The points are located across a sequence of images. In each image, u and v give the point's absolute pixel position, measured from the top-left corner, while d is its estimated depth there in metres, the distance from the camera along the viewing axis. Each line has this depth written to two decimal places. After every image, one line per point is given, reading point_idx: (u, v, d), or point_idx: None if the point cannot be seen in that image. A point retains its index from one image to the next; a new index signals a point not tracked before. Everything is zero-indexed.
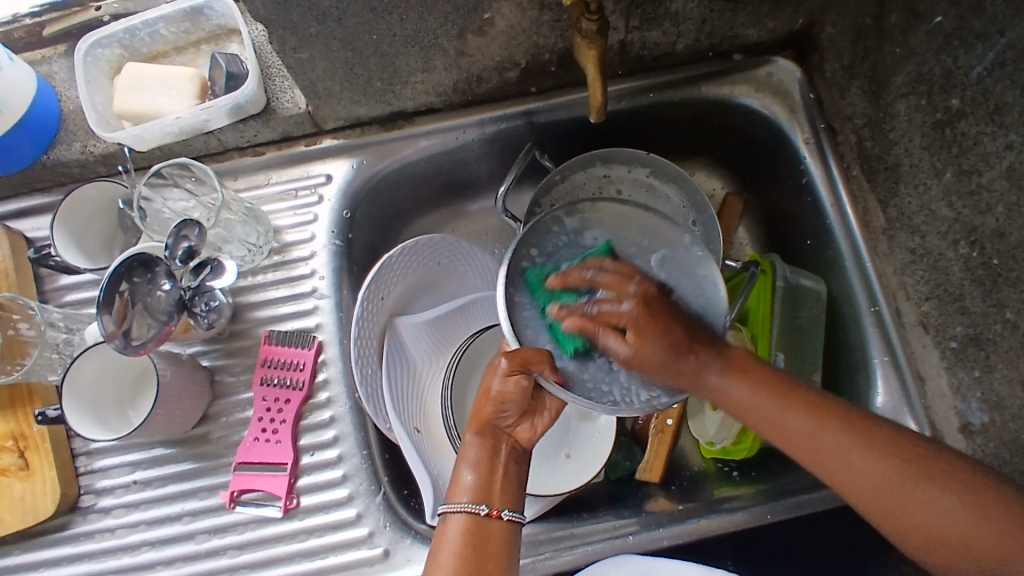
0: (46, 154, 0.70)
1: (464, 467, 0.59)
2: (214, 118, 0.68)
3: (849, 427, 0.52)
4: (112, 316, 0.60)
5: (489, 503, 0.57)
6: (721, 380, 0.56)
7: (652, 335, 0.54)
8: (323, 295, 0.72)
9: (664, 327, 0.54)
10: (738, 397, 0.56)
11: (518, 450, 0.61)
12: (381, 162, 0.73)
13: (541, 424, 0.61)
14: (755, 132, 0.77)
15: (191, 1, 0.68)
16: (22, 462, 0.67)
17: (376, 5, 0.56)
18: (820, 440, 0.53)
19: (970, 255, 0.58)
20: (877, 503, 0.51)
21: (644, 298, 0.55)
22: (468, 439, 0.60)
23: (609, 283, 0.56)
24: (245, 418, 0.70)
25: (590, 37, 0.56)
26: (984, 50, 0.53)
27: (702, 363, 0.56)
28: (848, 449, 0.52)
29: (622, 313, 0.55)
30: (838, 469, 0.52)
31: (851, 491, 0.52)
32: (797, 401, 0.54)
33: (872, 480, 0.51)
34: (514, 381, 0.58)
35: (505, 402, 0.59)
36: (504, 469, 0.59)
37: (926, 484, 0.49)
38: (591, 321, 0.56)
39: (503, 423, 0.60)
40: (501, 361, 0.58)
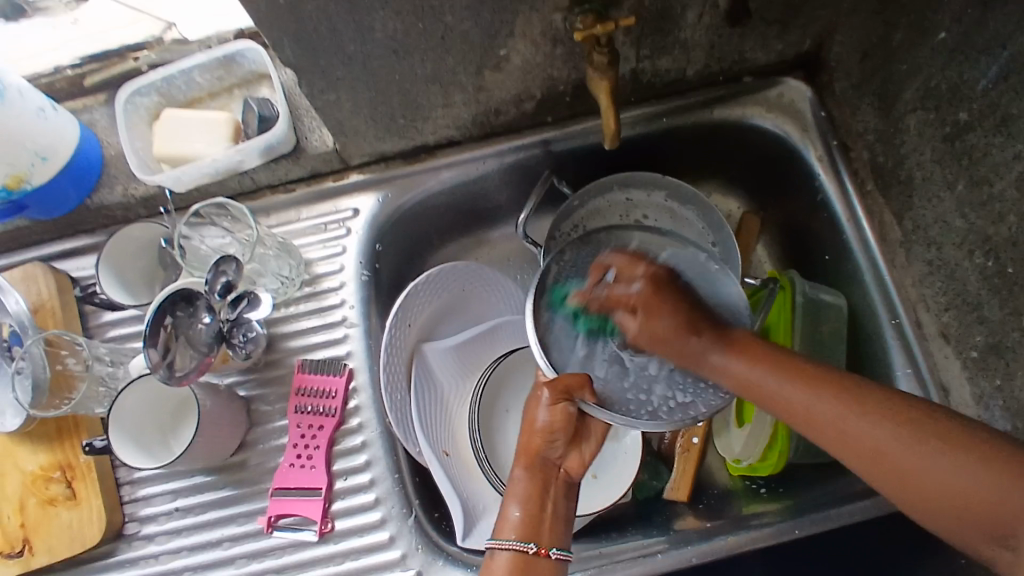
0: (89, 197, 0.75)
1: (513, 503, 0.60)
2: (248, 159, 0.72)
3: (843, 393, 0.53)
4: (157, 348, 0.63)
5: (537, 541, 0.58)
6: (722, 359, 0.60)
7: (660, 313, 0.64)
8: (352, 323, 0.74)
9: (671, 308, 0.64)
10: (741, 377, 0.59)
11: (568, 483, 0.63)
12: (405, 194, 0.76)
13: (589, 453, 0.64)
14: (768, 151, 0.79)
15: (224, 50, 0.73)
16: (69, 491, 0.70)
17: (397, 48, 0.59)
18: (816, 406, 0.54)
19: (987, 265, 0.59)
20: (879, 468, 0.50)
21: (652, 279, 0.66)
22: (517, 474, 0.62)
23: (621, 267, 0.67)
24: (280, 445, 0.72)
25: (602, 69, 0.59)
26: (988, 63, 0.55)
27: (702, 346, 0.62)
28: (842, 413, 0.52)
29: (632, 293, 0.66)
30: (837, 437, 0.52)
31: (857, 461, 0.51)
32: (801, 374, 0.55)
33: (870, 446, 0.50)
34: (560, 409, 0.62)
35: (555, 431, 0.62)
36: (554, 501, 0.61)
37: (916, 441, 0.48)
38: (606, 301, 0.66)
39: (551, 457, 0.63)
40: (544, 392, 0.62)
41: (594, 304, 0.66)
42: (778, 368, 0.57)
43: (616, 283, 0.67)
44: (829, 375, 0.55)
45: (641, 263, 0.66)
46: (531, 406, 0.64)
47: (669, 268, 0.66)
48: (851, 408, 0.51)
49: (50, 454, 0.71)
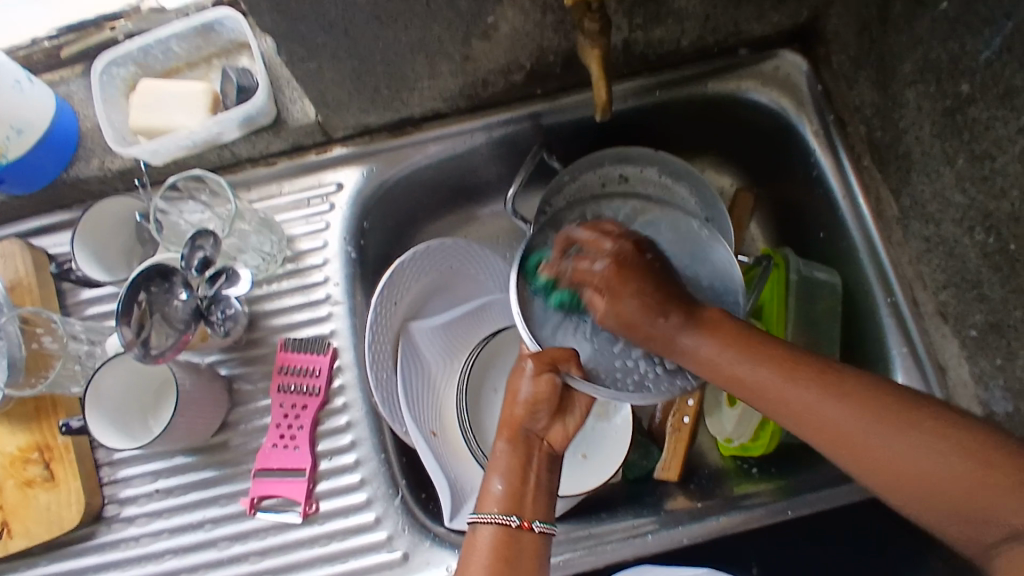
0: (65, 171, 0.72)
1: (495, 476, 0.59)
2: (227, 131, 0.69)
3: (817, 374, 0.52)
4: (131, 326, 0.61)
5: (521, 514, 0.57)
6: (691, 340, 0.58)
7: (624, 294, 0.60)
8: (337, 301, 0.73)
9: (639, 288, 0.59)
10: (708, 357, 0.57)
11: (551, 456, 0.62)
12: (391, 168, 0.74)
13: (572, 426, 0.63)
14: (764, 126, 0.77)
15: (201, 18, 0.70)
16: (47, 473, 0.69)
17: (380, 14, 0.56)
18: (784, 387, 0.52)
19: (987, 241, 0.57)
20: (842, 448, 0.49)
21: (616, 259, 0.61)
22: (499, 447, 0.60)
23: (589, 241, 0.63)
24: (264, 425, 0.71)
25: (593, 37, 0.57)
26: (991, 34, 0.53)
27: (671, 327, 0.58)
28: (814, 395, 0.51)
29: (595, 270, 0.61)
30: (807, 418, 0.51)
31: (823, 441, 0.50)
32: (768, 357, 0.54)
33: (837, 424, 0.49)
34: (545, 381, 0.60)
35: (537, 404, 0.60)
36: (537, 474, 0.60)
37: (885, 424, 0.47)
38: (573, 277, 0.63)
39: (535, 429, 0.61)
40: (529, 363, 0.61)
41: (567, 276, 0.63)
42: (748, 350, 0.55)
43: (583, 257, 0.63)
44: (796, 358, 0.53)
45: (610, 239, 0.62)
46: (516, 376, 0.62)
47: (637, 242, 0.62)
48: (823, 389, 0.50)
49: (26, 436, 0.70)
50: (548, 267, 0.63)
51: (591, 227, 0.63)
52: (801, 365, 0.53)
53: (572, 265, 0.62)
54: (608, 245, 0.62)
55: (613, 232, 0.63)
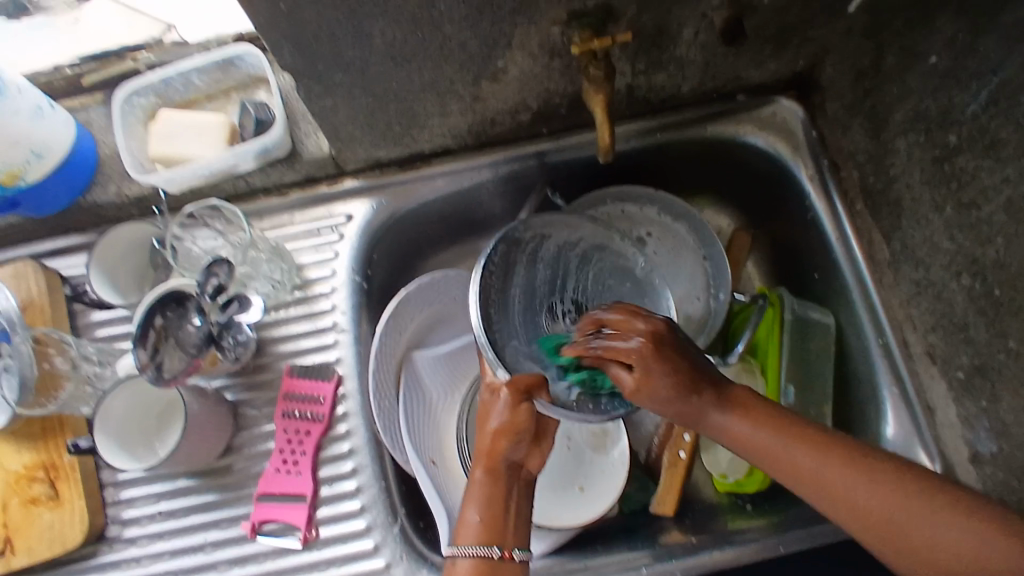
0: (82, 196, 0.74)
1: (472, 507, 0.60)
2: (243, 161, 0.72)
3: (859, 461, 0.54)
4: (147, 349, 0.63)
5: (502, 545, 0.59)
6: (723, 419, 0.59)
7: (657, 372, 0.57)
8: (342, 329, 0.74)
9: (671, 369, 0.58)
10: (744, 437, 0.58)
11: (526, 481, 0.63)
12: (399, 201, 0.77)
13: (546, 450, 0.64)
14: (760, 169, 0.79)
15: (223, 53, 0.73)
16: (52, 492, 0.70)
17: (396, 56, 0.59)
18: (832, 478, 0.54)
19: (973, 286, 0.60)
20: (884, 534, 0.53)
21: (653, 337, 0.58)
22: (478, 477, 0.61)
23: (618, 322, 0.60)
24: (267, 450, 0.72)
25: (598, 83, 0.60)
26: (977, 88, 0.56)
27: (704, 404, 0.59)
28: (861, 484, 0.54)
29: (631, 348, 0.58)
30: (851, 505, 0.54)
31: (869, 529, 0.53)
32: (804, 438, 0.56)
33: (888, 518, 0.52)
34: (522, 411, 0.60)
35: (515, 432, 0.60)
36: (517, 503, 0.61)
37: (931, 516, 0.51)
38: (601, 357, 0.59)
39: (512, 458, 0.61)
40: (505, 393, 0.60)
41: (591, 357, 0.59)
42: (783, 431, 0.57)
43: (614, 335, 0.59)
44: (825, 435, 0.57)
45: (639, 317, 0.60)
46: (490, 407, 0.62)
47: (668, 322, 0.61)
48: (866, 480, 0.54)
49: (32, 454, 0.71)
50: (572, 346, 0.60)
51: (631, 312, 0.60)
52: (842, 452, 0.55)
53: (600, 350, 0.58)
54: (641, 326, 0.59)
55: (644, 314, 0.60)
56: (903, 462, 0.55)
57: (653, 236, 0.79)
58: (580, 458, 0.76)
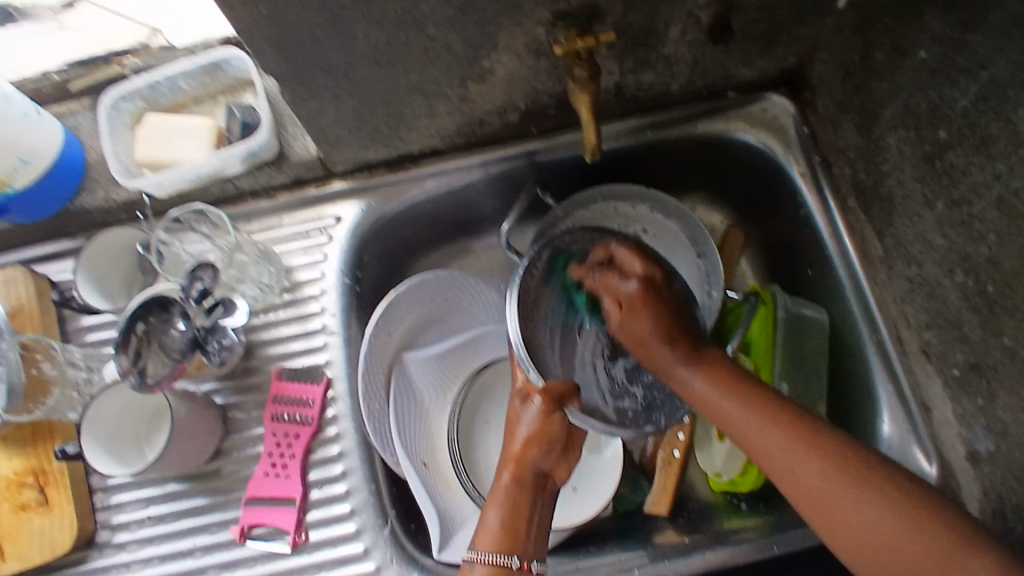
0: (71, 201, 0.74)
1: (494, 511, 0.62)
2: (230, 165, 0.71)
3: (802, 433, 0.54)
4: (128, 355, 0.63)
5: (520, 555, 0.60)
6: (684, 373, 0.60)
7: (641, 312, 0.63)
8: (332, 332, 0.74)
9: (658, 316, 0.63)
10: (701, 394, 0.59)
11: (551, 492, 0.65)
12: (388, 203, 0.76)
13: (573, 464, 0.66)
14: (752, 165, 0.79)
15: (208, 57, 0.73)
16: (41, 497, 0.69)
17: (380, 58, 0.59)
18: (768, 439, 0.55)
19: (966, 284, 0.59)
20: (812, 505, 0.53)
21: (648, 279, 0.65)
22: (504, 481, 0.63)
23: (623, 259, 0.67)
24: (257, 453, 0.72)
25: (584, 83, 0.59)
26: (966, 85, 0.55)
27: (670, 358, 0.61)
28: (801, 458, 0.53)
29: (624, 287, 0.65)
30: (788, 476, 0.54)
31: (797, 497, 0.54)
32: (759, 403, 0.57)
33: (817, 490, 0.52)
34: (553, 418, 0.64)
35: (546, 440, 0.64)
36: (540, 513, 0.63)
37: (860, 493, 0.51)
38: (597, 286, 0.66)
39: (541, 466, 0.64)
40: (538, 400, 0.64)
41: (591, 284, 0.67)
42: (737, 394, 0.58)
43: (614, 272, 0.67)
44: (783, 406, 0.57)
45: (639, 260, 0.67)
46: (521, 415, 0.66)
47: (668, 274, 0.66)
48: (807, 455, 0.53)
49: (21, 460, 0.70)
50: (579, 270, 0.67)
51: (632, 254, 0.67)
52: (796, 427, 0.55)
53: (599, 275, 0.66)
54: (641, 265, 0.66)
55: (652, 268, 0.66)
56: (849, 439, 0.54)
57: (649, 232, 0.79)
58: None
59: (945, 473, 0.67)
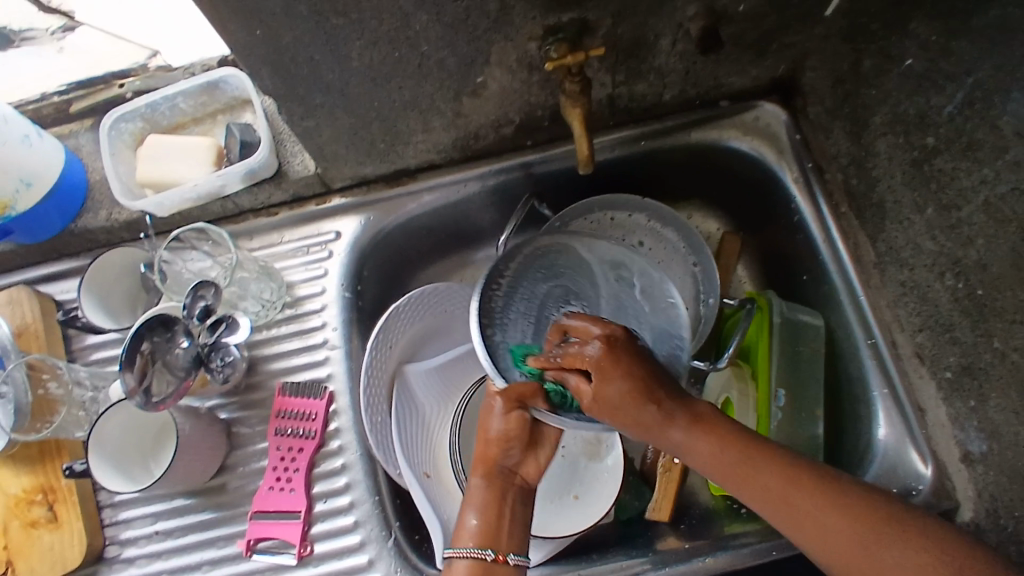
0: (73, 222, 0.75)
1: (471, 510, 0.63)
2: (229, 183, 0.72)
3: (814, 479, 0.53)
4: (133, 373, 0.63)
5: (494, 547, 0.60)
6: (677, 434, 0.57)
7: (614, 377, 0.55)
8: (333, 346, 0.75)
9: (631, 370, 0.56)
10: (697, 450, 0.56)
11: (525, 489, 0.66)
12: (386, 218, 0.77)
13: (544, 458, 0.66)
14: (747, 173, 0.80)
15: (207, 77, 0.74)
16: (51, 514, 0.70)
17: (375, 76, 0.60)
18: (784, 491, 0.53)
19: (957, 286, 0.59)
20: (846, 560, 0.51)
21: (610, 341, 0.57)
22: (475, 482, 0.64)
23: (579, 329, 0.59)
24: (260, 467, 0.72)
25: (574, 97, 0.61)
26: (953, 90, 0.56)
27: (659, 420, 0.56)
28: (829, 518, 0.52)
29: (588, 354, 0.57)
30: (824, 540, 0.52)
31: (837, 562, 0.51)
32: (764, 455, 0.55)
33: (862, 554, 0.50)
34: (514, 417, 0.63)
35: (509, 440, 0.64)
36: (512, 508, 0.64)
37: (889, 538, 0.50)
38: (560, 367, 0.58)
39: (507, 464, 0.65)
40: (499, 401, 0.63)
41: (553, 364, 0.59)
42: (735, 449, 0.56)
43: (573, 343, 0.59)
44: (787, 458, 0.55)
45: (598, 324, 0.58)
46: (486, 413, 0.65)
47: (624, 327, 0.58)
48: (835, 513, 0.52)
49: (30, 478, 0.71)
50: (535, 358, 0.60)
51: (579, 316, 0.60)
52: (813, 484, 0.53)
53: (561, 358, 0.58)
54: (600, 325, 0.58)
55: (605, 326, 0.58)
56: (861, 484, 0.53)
57: (647, 244, 0.79)
58: (576, 465, 0.76)
59: (940, 474, 0.67)
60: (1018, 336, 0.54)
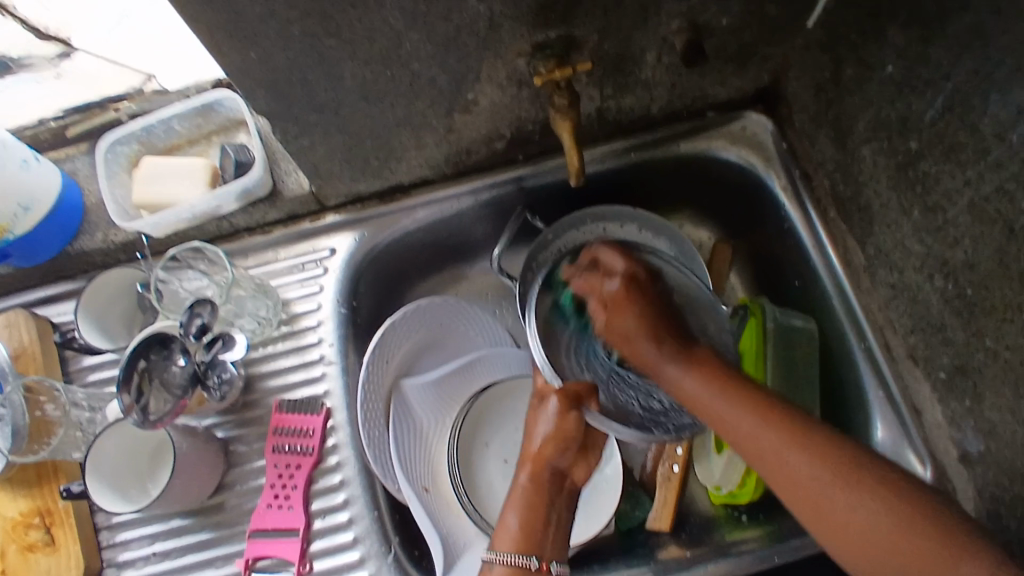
0: (70, 245, 0.75)
1: (512, 512, 0.68)
2: (225, 204, 0.73)
3: (788, 425, 0.56)
4: (130, 392, 0.64)
5: (539, 556, 0.66)
6: (674, 372, 0.64)
7: (627, 311, 0.67)
8: (330, 361, 0.75)
9: (641, 307, 0.67)
10: (687, 387, 0.63)
11: (572, 491, 0.70)
12: (381, 233, 0.78)
13: (593, 463, 0.71)
14: (735, 181, 0.81)
15: (203, 99, 0.75)
16: (48, 537, 0.70)
17: (367, 94, 0.61)
18: (756, 432, 0.57)
19: (946, 287, 0.60)
20: (802, 498, 0.53)
21: (628, 279, 0.70)
22: (522, 482, 0.69)
23: (608, 263, 0.71)
24: (259, 485, 0.72)
25: (564, 110, 0.62)
26: (933, 95, 0.56)
27: (660, 356, 0.65)
28: (777, 444, 0.56)
29: (607, 287, 0.69)
30: (771, 461, 0.56)
31: (789, 489, 0.55)
32: (744, 398, 0.59)
33: (803, 479, 0.53)
34: (569, 418, 0.67)
35: (564, 440, 0.69)
36: (557, 514, 0.69)
37: (844, 483, 0.51)
38: (583, 290, 0.71)
39: (557, 466, 0.69)
40: (553, 402, 0.68)
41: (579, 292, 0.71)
42: (721, 389, 0.61)
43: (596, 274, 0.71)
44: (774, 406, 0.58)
45: (624, 261, 0.71)
46: (538, 416, 0.70)
47: (651, 273, 0.71)
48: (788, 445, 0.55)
49: (27, 501, 0.71)
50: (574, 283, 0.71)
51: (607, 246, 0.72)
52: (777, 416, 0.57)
53: (583, 279, 0.71)
54: (623, 261, 0.71)
55: (629, 269, 0.70)
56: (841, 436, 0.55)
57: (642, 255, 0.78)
58: None
59: (939, 476, 0.68)
60: (1009, 333, 0.54)
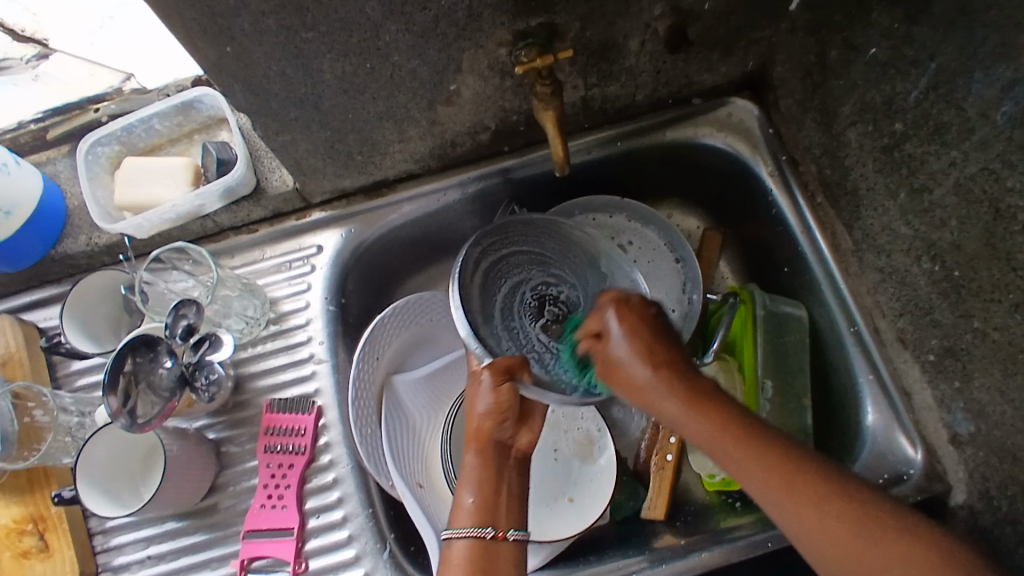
0: (53, 248, 0.74)
1: (466, 488, 0.64)
2: (208, 203, 0.73)
3: (801, 476, 0.54)
4: (117, 396, 0.63)
5: (494, 525, 0.62)
6: (666, 402, 0.60)
7: (627, 336, 0.61)
8: (320, 359, 0.75)
9: (642, 337, 0.61)
10: (687, 425, 0.59)
11: (522, 460, 0.67)
12: (368, 229, 0.77)
13: (536, 428, 0.68)
14: (721, 168, 0.81)
15: (181, 97, 0.74)
16: (43, 543, 0.70)
17: (348, 88, 0.60)
18: (769, 484, 0.54)
19: (934, 269, 0.60)
20: (837, 559, 0.50)
21: (636, 309, 0.62)
22: (472, 460, 0.65)
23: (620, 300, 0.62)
24: (251, 486, 0.72)
25: (546, 100, 0.61)
26: (918, 76, 0.56)
27: (651, 386, 0.60)
28: (796, 491, 0.53)
29: (607, 327, 0.61)
30: (791, 514, 0.53)
31: (809, 542, 0.52)
32: (755, 442, 0.56)
33: (833, 536, 0.51)
34: (504, 390, 0.63)
35: (501, 412, 0.64)
36: (509, 482, 0.65)
37: (876, 538, 0.50)
38: (603, 325, 0.62)
39: (503, 438, 0.66)
40: (485, 374, 0.63)
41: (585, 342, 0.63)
42: (730, 433, 0.57)
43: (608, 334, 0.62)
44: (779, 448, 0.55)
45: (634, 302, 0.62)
46: (475, 391, 0.65)
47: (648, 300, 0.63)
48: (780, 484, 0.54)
49: (18, 509, 0.70)
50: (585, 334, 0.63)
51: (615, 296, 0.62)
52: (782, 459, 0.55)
53: (603, 313, 0.62)
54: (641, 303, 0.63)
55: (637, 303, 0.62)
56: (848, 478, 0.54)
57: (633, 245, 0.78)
58: (568, 469, 0.76)
59: (931, 457, 0.68)
60: (996, 314, 0.54)
